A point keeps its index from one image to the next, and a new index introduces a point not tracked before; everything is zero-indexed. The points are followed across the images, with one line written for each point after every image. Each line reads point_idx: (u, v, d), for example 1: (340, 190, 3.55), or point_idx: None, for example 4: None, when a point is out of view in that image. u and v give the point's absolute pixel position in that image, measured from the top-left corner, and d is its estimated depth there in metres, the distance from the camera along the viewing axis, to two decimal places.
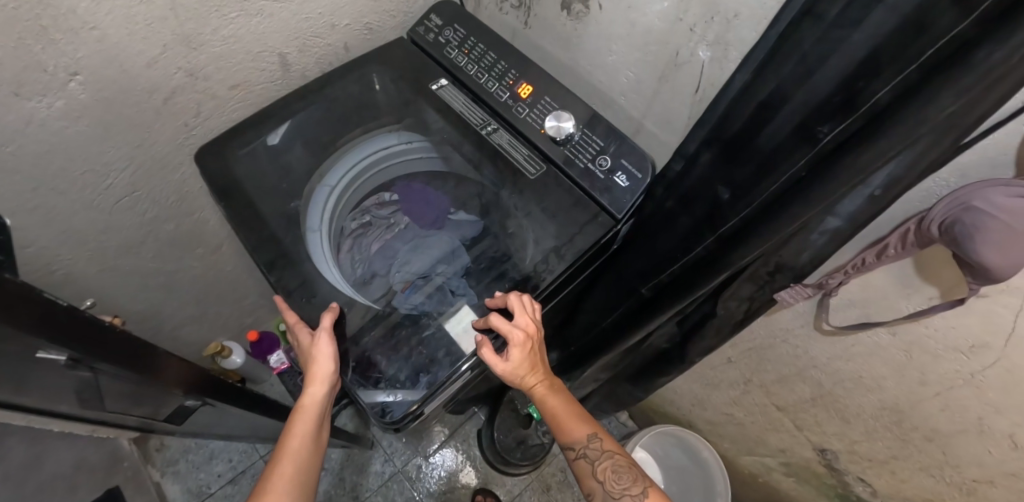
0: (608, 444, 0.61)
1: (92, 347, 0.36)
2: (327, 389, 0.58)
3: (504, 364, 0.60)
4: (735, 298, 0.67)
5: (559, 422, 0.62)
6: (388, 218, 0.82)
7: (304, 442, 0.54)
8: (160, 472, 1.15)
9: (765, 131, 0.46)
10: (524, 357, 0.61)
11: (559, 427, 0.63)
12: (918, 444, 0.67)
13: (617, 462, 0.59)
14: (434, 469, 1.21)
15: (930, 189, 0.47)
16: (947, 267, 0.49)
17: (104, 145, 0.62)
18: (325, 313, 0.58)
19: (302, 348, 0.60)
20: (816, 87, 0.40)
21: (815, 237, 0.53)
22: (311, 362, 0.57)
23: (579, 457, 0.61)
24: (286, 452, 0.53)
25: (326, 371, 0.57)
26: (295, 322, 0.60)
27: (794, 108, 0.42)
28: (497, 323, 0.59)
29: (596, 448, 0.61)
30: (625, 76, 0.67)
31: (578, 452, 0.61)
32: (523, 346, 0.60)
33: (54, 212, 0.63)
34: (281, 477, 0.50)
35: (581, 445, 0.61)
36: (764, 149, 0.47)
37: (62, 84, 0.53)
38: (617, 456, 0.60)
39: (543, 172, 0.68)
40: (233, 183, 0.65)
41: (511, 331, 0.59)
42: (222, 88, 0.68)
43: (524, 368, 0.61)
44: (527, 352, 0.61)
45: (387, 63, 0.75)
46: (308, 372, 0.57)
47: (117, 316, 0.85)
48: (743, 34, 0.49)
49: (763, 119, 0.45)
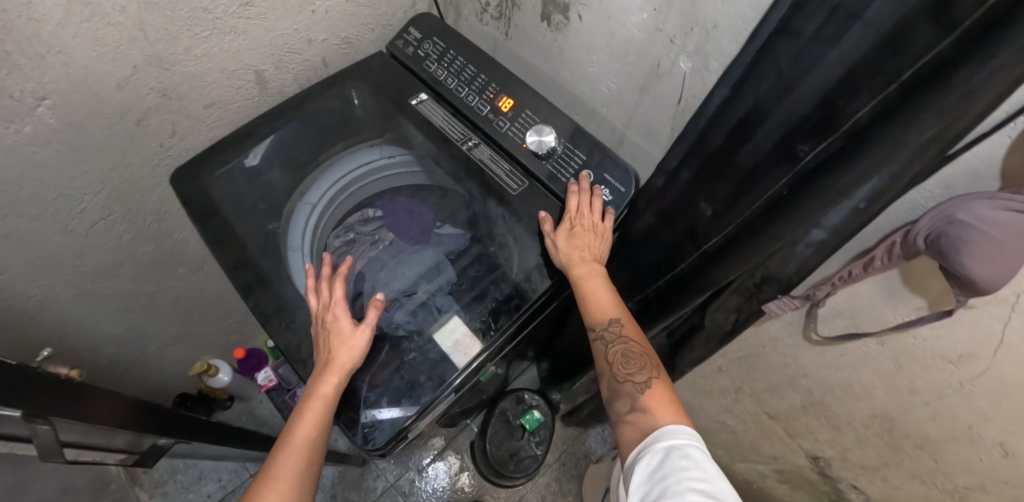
0: (627, 331, 0.58)
1: (38, 399, 0.35)
2: (343, 384, 0.55)
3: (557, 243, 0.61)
4: (722, 310, 0.67)
5: (587, 302, 0.60)
6: (371, 233, 0.78)
7: (317, 432, 0.52)
8: (149, 493, 1.14)
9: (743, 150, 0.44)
10: (572, 238, 0.61)
11: (585, 307, 0.60)
12: (909, 452, 0.67)
13: (630, 348, 0.57)
14: (428, 483, 1.21)
15: (915, 200, 0.47)
16: (933, 278, 0.48)
17: (76, 169, 0.61)
18: (371, 307, 0.59)
19: (331, 328, 0.57)
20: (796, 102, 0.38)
21: (801, 248, 0.52)
22: (337, 348, 0.56)
23: (597, 338, 0.59)
24: (295, 442, 0.50)
25: (351, 361, 0.55)
26: (337, 299, 0.60)
27: (773, 124, 0.41)
28: (569, 203, 0.63)
29: (614, 332, 0.58)
30: (607, 87, 0.66)
31: (596, 333, 0.59)
32: (573, 227, 0.62)
33: (27, 239, 0.62)
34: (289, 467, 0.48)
35: (601, 327, 0.58)
36: (744, 167, 0.45)
37: (29, 109, 0.51)
38: (633, 343, 0.57)
39: (525, 187, 0.67)
40: (210, 204, 0.64)
41: (571, 213, 0.62)
42: (197, 107, 0.66)
43: (572, 247, 0.61)
44: (579, 237, 0.61)
45: (366, 78, 0.74)
46: (331, 359, 0.55)
47: (82, 345, 0.82)
48: (722, 45, 0.48)
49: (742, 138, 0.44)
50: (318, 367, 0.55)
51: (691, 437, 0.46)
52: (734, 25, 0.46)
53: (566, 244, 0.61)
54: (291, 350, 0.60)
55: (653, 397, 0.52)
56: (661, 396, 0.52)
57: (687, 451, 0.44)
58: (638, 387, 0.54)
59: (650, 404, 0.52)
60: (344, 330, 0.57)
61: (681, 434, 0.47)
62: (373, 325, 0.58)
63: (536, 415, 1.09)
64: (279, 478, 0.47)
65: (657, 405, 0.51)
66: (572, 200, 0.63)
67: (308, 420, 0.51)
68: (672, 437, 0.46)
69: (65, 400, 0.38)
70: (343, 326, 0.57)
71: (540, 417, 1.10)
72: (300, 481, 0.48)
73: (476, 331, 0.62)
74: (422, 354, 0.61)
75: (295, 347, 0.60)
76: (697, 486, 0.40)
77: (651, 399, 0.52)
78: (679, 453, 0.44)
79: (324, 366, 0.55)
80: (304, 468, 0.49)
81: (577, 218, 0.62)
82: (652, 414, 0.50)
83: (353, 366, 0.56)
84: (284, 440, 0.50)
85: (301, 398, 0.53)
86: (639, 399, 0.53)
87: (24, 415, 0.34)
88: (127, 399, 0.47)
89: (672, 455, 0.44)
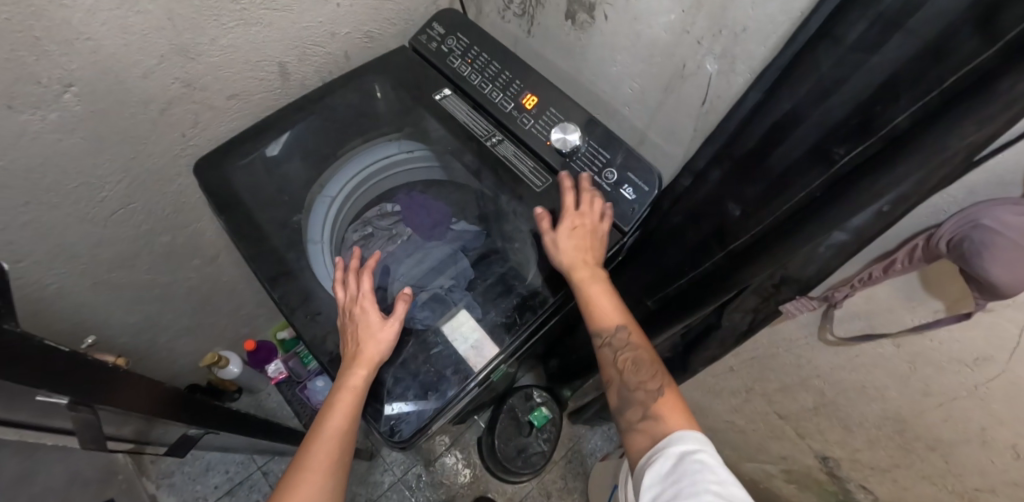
0: (634, 337, 0.59)
1: (88, 388, 0.37)
2: (372, 375, 0.56)
3: (557, 249, 0.61)
4: (739, 310, 0.67)
5: (591, 308, 0.59)
6: (389, 228, 0.80)
7: (347, 425, 0.54)
8: (156, 485, 1.14)
9: (780, 148, 0.49)
10: (574, 239, 0.61)
11: (589, 312, 0.59)
12: (920, 454, 0.68)
13: (639, 356, 0.58)
14: (435, 478, 1.21)
15: (938, 205, 0.47)
16: (952, 282, 0.49)
17: (98, 157, 0.60)
18: (399, 302, 0.60)
19: (358, 322, 0.58)
20: (831, 109, 0.43)
21: (822, 250, 0.52)
22: (365, 342, 0.56)
23: (604, 345, 0.59)
24: (328, 433, 0.53)
25: (378, 355, 0.56)
26: (365, 292, 0.60)
27: (810, 130, 0.46)
28: (565, 199, 0.63)
29: (622, 339, 0.58)
30: (630, 87, 0.66)
31: (603, 340, 0.59)
32: (574, 226, 0.61)
33: (48, 226, 0.61)
34: (323, 458, 0.52)
35: (608, 334, 0.58)
36: (776, 169, 0.50)
37: (56, 96, 0.51)
38: (641, 350, 0.58)
39: (549, 184, 0.67)
40: (234, 196, 0.64)
41: (567, 211, 0.62)
42: (219, 97, 0.66)
43: (573, 249, 0.60)
44: (580, 238, 0.61)
45: (387, 72, 0.74)
46: (359, 353, 0.56)
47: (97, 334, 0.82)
48: (750, 48, 0.47)
49: (777, 138, 0.49)
50: (345, 360, 0.57)
51: (701, 442, 0.47)
52: (764, 28, 0.44)
53: (568, 245, 0.60)
54: (317, 342, 0.61)
55: (665, 405, 0.53)
56: (672, 404, 0.53)
57: (699, 455, 0.45)
58: (650, 395, 0.55)
59: (662, 412, 0.53)
60: (372, 323, 0.57)
61: (692, 439, 0.47)
62: (401, 319, 0.59)
63: (544, 412, 1.10)
64: (312, 470, 0.51)
65: (669, 413, 0.52)
66: (569, 195, 0.63)
67: (339, 413, 0.54)
68: (683, 442, 0.47)
69: (109, 388, 0.39)
70: (372, 320, 0.58)
71: (548, 414, 1.11)
72: (331, 472, 0.52)
73: (499, 326, 0.62)
74: (447, 349, 0.61)
75: (322, 338, 0.61)
76: (713, 488, 0.41)
77: (663, 407, 0.53)
78: (691, 457, 0.45)
79: (352, 360, 0.56)
80: (334, 461, 0.52)
81: (576, 217, 0.61)
82: (664, 423, 0.51)
83: (381, 358, 0.57)
84: (316, 431, 0.54)
85: (331, 391, 0.56)
86: (651, 407, 0.54)
87: (69, 400, 0.35)
88: (166, 391, 0.49)
89: (684, 459, 0.45)
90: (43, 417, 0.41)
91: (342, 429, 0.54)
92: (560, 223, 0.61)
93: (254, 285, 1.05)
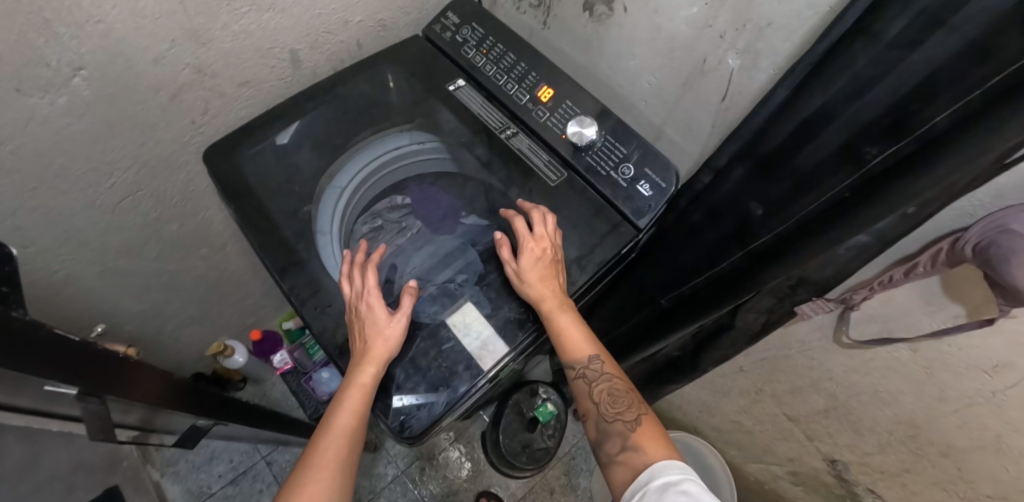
0: (608, 367, 0.60)
1: (98, 377, 0.36)
2: (382, 371, 0.56)
3: (523, 280, 0.59)
4: (753, 311, 0.66)
5: (565, 340, 0.58)
6: (398, 221, 0.78)
7: (356, 421, 0.54)
8: (160, 472, 1.14)
9: (813, 142, 0.49)
10: (538, 267, 0.59)
11: (563, 345, 0.59)
12: (933, 459, 0.69)
13: (614, 385, 0.59)
14: (439, 471, 1.22)
15: (965, 208, 0.44)
16: (975, 287, 0.47)
17: (108, 143, 0.59)
18: (406, 296, 0.59)
19: (365, 318, 0.57)
20: (869, 105, 0.43)
21: (842, 253, 0.50)
22: (373, 339, 0.56)
23: (578, 377, 0.60)
24: (336, 430, 0.53)
25: (388, 351, 0.56)
26: (372, 285, 0.59)
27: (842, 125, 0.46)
28: (517, 227, 0.61)
29: (596, 370, 0.60)
30: (647, 81, 0.64)
31: (577, 372, 0.60)
32: (535, 253, 0.59)
33: (56, 213, 0.61)
34: (334, 454, 0.52)
35: (582, 366, 0.59)
36: (805, 167, 0.51)
37: (65, 80, 0.50)
38: (616, 380, 0.59)
39: (564, 179, 0.66)
40: (244, 185, 0.63)
41: (525, 237, 0.60)
42: (230, 85, 0.65)
43: (535, 278, 0.58)
44: (541, 266, 0.59)
45: (399, 61, 0.73)
46: (368, 350, 0.55)
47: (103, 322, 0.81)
48: (775, 44, 0.47)
49: (806, 136, 0.50)
50: (354, 357, 0.56)
51: (684, 471, 0.47)
52: (789, 24, 0.45)
53: (534, 275, 0.58)
54: (327, 334, 0.61)
55: (643, 435, 0.54)
56: (651, 433, 0.54)
57: (684, 487, 0.45)
58: (628, 425, 0.56)
59: (641, 441, 0.53)
60: (380, 319, 0.57)
61: (675, 469, 0.48)
62: (408, 314, 0.59)
63: (549, 408, 1.09)
64: (323, 467, 0.50)
65: (648, 442, 0.53)
66: (519, 221, 0.61)
67: (347, 410, 0.53)
68: (667, 474, 0.47)
69: (118, 378, 0.39)
70: (383, 317, 0.57)
71: (553, 410, 1.10)
72: (340, 470, 0.51)
73: (512, 323, 0.62)
74: (458, 345, 0.60)
75: (331, 331, 0.61)
76: None
77: (642, 436, 0.54)
78: (676, 488, 0.45)
79: (360, 357, 0.55)
80: (342, 460, 0.52)
81: (537, 243, 0.59)
82: (644, 452, 0.52)
83: (390, 355, 0.56)
84: (325, 427, 0.54)
85: (340, 387, 0.55)
86: (629, 438, 0.54)
87: (80, 389, 0.34)
88: (172, 381, 0.49)
89: (669, 491, 0.45)
90: (54, 404, 0.40)
91: (350, 425, 0.54)
92: (520, 251, 0.59)
93: (261, 275, 1.05)
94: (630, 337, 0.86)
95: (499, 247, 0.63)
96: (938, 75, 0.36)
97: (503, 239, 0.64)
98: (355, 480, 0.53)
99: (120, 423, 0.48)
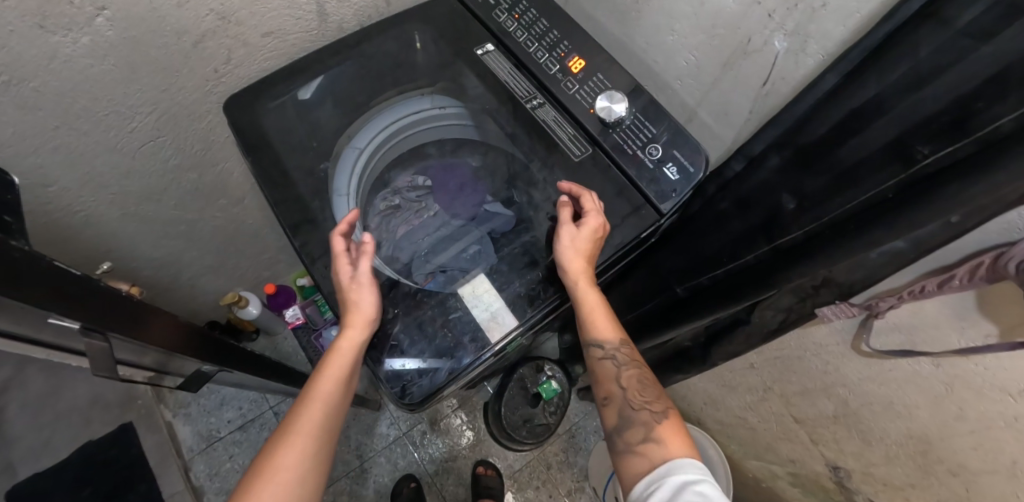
0: (635, 355, 0.60)
1: (99, 314, 0.36)
2: (363, 336, 0.56)
3: (573, 253, 0.57)
4: (771, 309, 0.64)
5: (592, 319, 0.58)
6: (416, 201, 0.78)
7: (338, 383, 0.55)
8: (173, 413, 1.23)
9: (861, 137, 0.46)
10: (592, 244, 0.57)
11: (591, 324, 0.59)
12: (941, 477, 0.67)
13: (642, 375, 0.59)
14: (439, 437, 1.25)
15: (1012, 222, 0.40)
16: (1013, 306, 0.43)
17: (129, 88, 0.59)
18: (364, 258, 0.57)
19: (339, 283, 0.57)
20: (925, 101, 0.40)
21: (873, 257, 0.47)
22: (354, 304, 0.56)
23: (605, 358, 0.59)
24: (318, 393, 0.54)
25: (368, 315, 0.56)
26: (337, 252, 0.57)
27: (892, 120, 0.43)
28: (590, 202, 0.59)
29: (625, 355, 0.59)
30: (684, 58, 0.61)
31: (606, 353, 0.59)
32: (597, 231, 0.57)
33: (76, 153, 0.61)
34: (312, 416, 0.52)
35: (612, 348, 0.59)
36: (848, 161, 0.48)
37: (89, 19, 0.49)
38: (642, 369, 0.59)
39: (588, 154, 0.63)
40: (262, 137, 0.62)
41: (593, 212, 0.58)
42: (255, 34, 0.64)
43: (585, 253, 0.58)
44: (595, 244, 0.58)
45: (427, 20, 0.70)
46: (349, 314, 0.56)
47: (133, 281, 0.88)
48: (828, 27, 0.44)
49: (855, 129, 0.47)
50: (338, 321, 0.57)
51: (705, 472, 0.46)
52: (846, 6, 0.42)
53: (586, 250, 0.57)
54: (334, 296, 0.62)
55: (667, 429, 0.53)
56: (676, 428, 0.53)
57: (703, 488, 0.43)
58: (654, 416, 0.55)
59: (665, 435, 0.52)
60: (353, 285, 0.56)
61: (696, 469, 0.46)
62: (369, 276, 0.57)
63: (554, 386, 1.12)
64: (301, 427, 0.51)
65: (672, 437, 0.52)
66: (588, 197, 0.59)
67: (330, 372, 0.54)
68: (687, 474, 0.46)
69: (123, 317, 0.39)
70: (365, 280, 0.56)
71: (558, 388, 1.12)
72: (319, 432, 0.52)
73: (520, 298, 0.61)
74: (465, 315, 0.59)
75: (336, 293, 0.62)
76: None
77: (666, 430, 0.53)
78: (693, 488, 0.43)
79: (342, 321, 0.56)
80: (323, 421, 0.53)
81: (602, 223, 0.58)
82: (665, 446, 0.51)
83: (370, 320, 0.56)
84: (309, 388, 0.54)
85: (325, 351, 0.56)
86: (654, 429, 0.53)
87: (82, 324, 0.35)
88: (183, 325, 0.50)
89: (687, 490, 0.44)
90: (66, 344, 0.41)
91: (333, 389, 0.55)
92: (586, 223, 0.57)
93: (277, 229, 1.05)
94: (644, 322, 0.85)
95: (561, 207, 0.59)
96: (1009, 72, 0.32)
97: (568, 202, 0.60)
98: (336, 440, 0.55)
99: (134, 365, 0.50)
